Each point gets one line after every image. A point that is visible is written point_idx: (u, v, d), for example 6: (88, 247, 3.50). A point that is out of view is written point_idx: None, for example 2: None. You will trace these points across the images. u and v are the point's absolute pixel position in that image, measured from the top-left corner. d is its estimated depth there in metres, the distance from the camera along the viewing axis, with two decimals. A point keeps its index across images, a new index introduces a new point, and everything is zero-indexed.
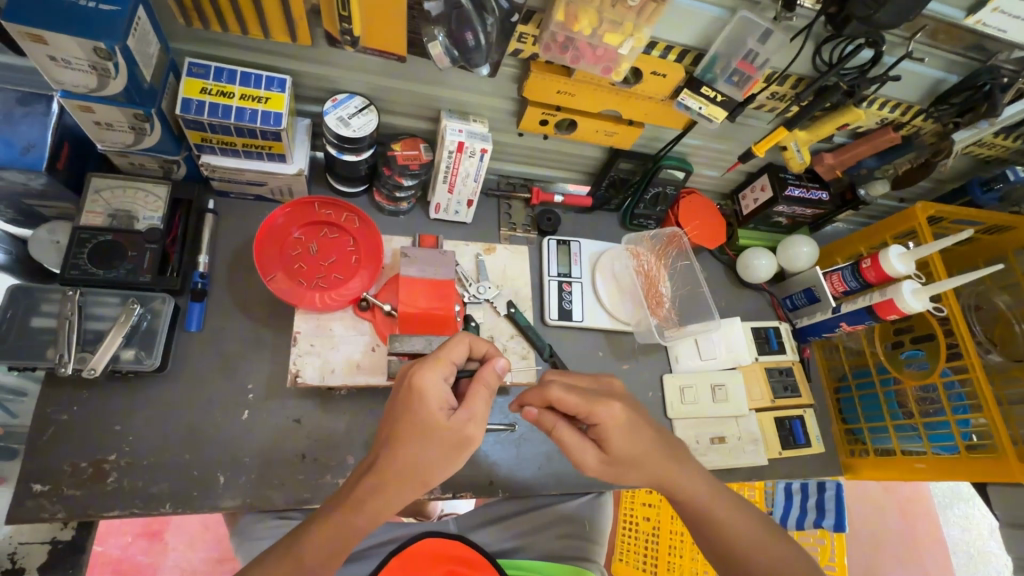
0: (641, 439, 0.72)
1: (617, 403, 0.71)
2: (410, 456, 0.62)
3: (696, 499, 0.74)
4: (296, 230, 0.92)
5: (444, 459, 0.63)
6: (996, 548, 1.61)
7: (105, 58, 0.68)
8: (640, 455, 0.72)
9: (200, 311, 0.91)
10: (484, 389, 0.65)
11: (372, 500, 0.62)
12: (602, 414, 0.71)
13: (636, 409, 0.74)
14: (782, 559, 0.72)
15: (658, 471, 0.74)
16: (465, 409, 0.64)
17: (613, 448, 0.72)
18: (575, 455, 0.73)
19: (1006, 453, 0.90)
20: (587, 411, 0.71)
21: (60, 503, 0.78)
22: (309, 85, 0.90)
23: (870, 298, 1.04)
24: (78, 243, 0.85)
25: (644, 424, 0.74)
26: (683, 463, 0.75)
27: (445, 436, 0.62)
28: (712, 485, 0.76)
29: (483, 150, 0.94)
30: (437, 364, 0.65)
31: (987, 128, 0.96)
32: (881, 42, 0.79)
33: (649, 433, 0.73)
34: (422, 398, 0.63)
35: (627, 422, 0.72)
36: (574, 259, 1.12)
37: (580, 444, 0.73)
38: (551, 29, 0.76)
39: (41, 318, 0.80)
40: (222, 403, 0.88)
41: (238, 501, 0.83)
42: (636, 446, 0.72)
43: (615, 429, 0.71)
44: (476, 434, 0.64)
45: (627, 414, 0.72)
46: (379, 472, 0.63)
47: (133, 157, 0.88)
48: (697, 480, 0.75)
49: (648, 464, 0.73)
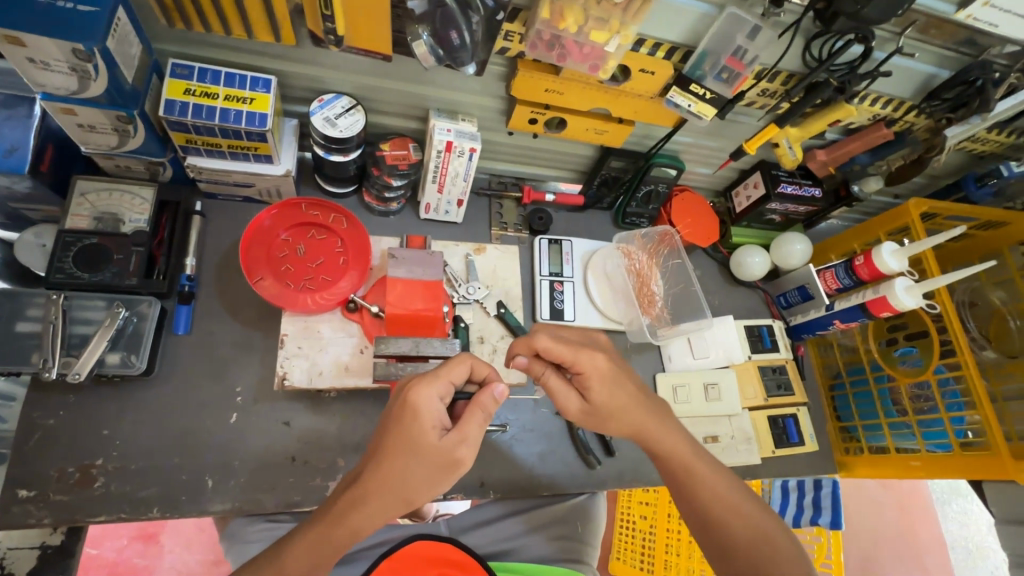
0: (620, 390, 0.73)
1: (600, 354, 0.73)
2: (395, 474, 0.62)
3: (676, 457, 0.73)
4: (283, 232, 0.92)
5: (431, 479, 0.63)
6: (994, 543, 1.67)
7: (85, 59, 0.67)
8: (619, 407, 0.73)
9: (187, 315, 0.90)
10: (479, 413, 0.65)
11: (351, 518, 0.61)
12: (585, 363, 0.72)
13: (620, 363, 0.76)
14: (759, 528, 0.69)
15: (638, 421, 0.73)
16: (458, 431, 0.64)
17: (593, 398, 0.73)
18: (559, 401, 0.76)
19: (999, 450, 0.90)
20: (571, 358, 0.73)
21: (47, 508, 0.78)
22: (296, 85, 0.89)
23: (863, 295, 1.03)
24: (63, 246, 0.84)
25: (625, 377, 0.75)
26: (664, 417, 0.75)
27: (435, 456, 0.62)
28: (695, 448, 0.74)
29: (471, 150, 0.93)
30: (434, 382, 0.64)
31: (980, 123, 0.95)
32: (871, 38, 0.78)
33: (631, 387, 0.74)
34: (416, 417, 0.62)
35: (609, 372, 0.73)
36: (565, 258, 1.11)
37: (563, 392, 0.75)
38: (537, 27, 0.75)
39: (26, 323, 0.79)
40: (211, 406, 0.87)
41: (227, 505, 0.83)
42: (615, 398, 0.73)
43: (596, 379, 0.73)
44: (466, 457, 0.64)
45: (610, 366, 0.73)
46: (363, 488, 0.62)
47: (118, 160, 0.87)
48: (679, 438, 0.74)
49: (627, 416, 0.73)
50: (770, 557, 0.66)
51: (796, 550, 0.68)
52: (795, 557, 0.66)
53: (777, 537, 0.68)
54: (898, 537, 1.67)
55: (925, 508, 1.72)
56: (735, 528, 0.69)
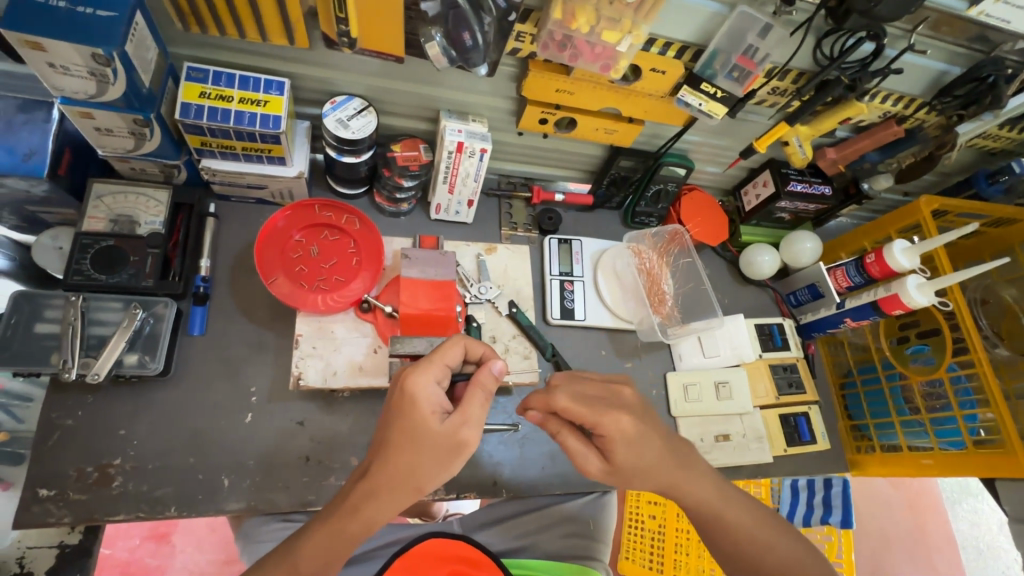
0: (647, 451, 0.69)
1: (625, 415, 0.69)
2: (402, 462, 0.62)
3: (705, 506, 0.72)
4: (296, 233, 0.92)
5: (438, 465, 0.63)
6: (1007, 543, 1.66)
7: (104, 64, 0.68)
8: (646, 467, 0.69)
9: (202, 315, 0.91)
10: (479, 391, 0.66)
11: (364, 508, 0.62)
12: (609, 426, 0.68)
13: (647, 420, 0.71)
14: (792, 556, 0.71)
15: (667, 477, 0.71)
16: (459, 413, 0.64)
17: (619, 461, 0.69)
18: (579, 461, 0.72)
19: (1015, 449, 0.89)
20: (593, 420, 0.69)
21: (66, 507, 0.79)
22: (308, 87, 0.90)
23: (875, 293, 1.03)
24: (80, 249, 0.85)
25: (653, 435, 0.70)
26: (692, 469, 0.72)
27: (438, 440, 0.62)
28: (720, 488, 0.74)
29: (482, 150, 0.93)
30: (429, 368, 0.65)
31: (991, 120, 0.96)
32: (883, 35, 0.78)
33: (658, 444, 0.70)
34: (415, 402, 0.63)
35: (635, 435, 0.68)
36: (575, 258, 1.11)
37: (583, 451, 0.71)
38: (549, 28, 0.75)
39: (45, 325, 0.80)
40: (225, 406, 0.88)
41: (242, 504, 0.84)
42: (642, 459, 0.69)
43: (622, 441, 0.68)
44: (471, 437, 0.64)
45: (637, 429, 0.69)
46: (372, 479, 0.63)
47: (133, 163, 0.88)
48: (705, 485, 0.72)
49: (655, 475, 0.70)
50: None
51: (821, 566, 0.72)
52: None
53: (807, 562, 0.72)
54: (907, 538, 1.66)
55: (935, 508, 1.71)
56: (770, 565, 0.71)
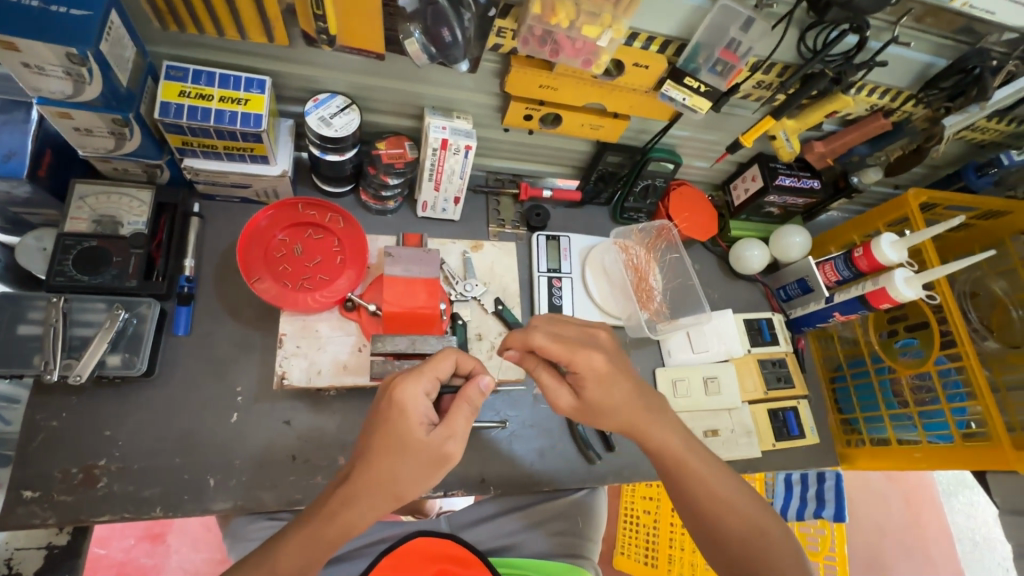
0: (615, 390, 0.72)
1: (597, 353, 0.72)
2: (384, 470, 0.62)
3: (668, 454, 0.73)
4: (280, 232, 0.92)
5: (420, 476, 0.63)
6: (1001, 535, 1.67)
7: (79, 63, 0.67)
8: (614, 405, 0.72)
9: (187, 316, 0.91)
10: (466, 406, 0.67)
11: (344, 514, 0.62)
12: (581, 363, 0.71)
13: (619, 362, 0.74)
14: (754, 520, 0.71)
15: (633, 419, 0.73)
16: (445, 426, 0.64)
17: (588, 397, 0.73)
18: (550, 396, 0.75)
19: (1000, 442, 0.90)
20: (567, 358, 0.71)
21: (51, 509, 0.79)
22: (290, 85, 0.90)
23: (863, 287, 1.03)
24: (63, 249, 0.85)
25: (622, 376, 0.73)
26: (659, 413, 0.74)
27: (422, 451, 0.63)
28: (687, 440, 0.74)
29: (467, 147, 0.93)
30: (420, 378, 0.65)
31: (978, 112, 0.94)
32: (867, 28, 0.77)
33: (628, 385, 0.73)
34: (404, 413, 0.63)
35: (605, 372, 0.72)
36: (563, 254, 1.11)
37: (555, 386, 0.75)
38: (529, 23, 0.75)
39: (27, 326, 0.80)
40: (211, 406, 0.88)
41: (229, 504, 0.84)
42: (610, 396, 0.72)
43: (592, 378, 0.72)
44: (454, 452, 0.64)
45: (608, 367, 0.72)
46: (354, 485, 0.63)
47: (116, 163, 0.88)
48: (671, 432, 0.74)
49: (621, 415, 0.73)
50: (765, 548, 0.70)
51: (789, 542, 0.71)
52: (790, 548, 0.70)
53: (770, 528, 0.71)
54: (902, 531, 1.67)
55: (932, 501, 1.71)
56: (732, 527, 0.71)
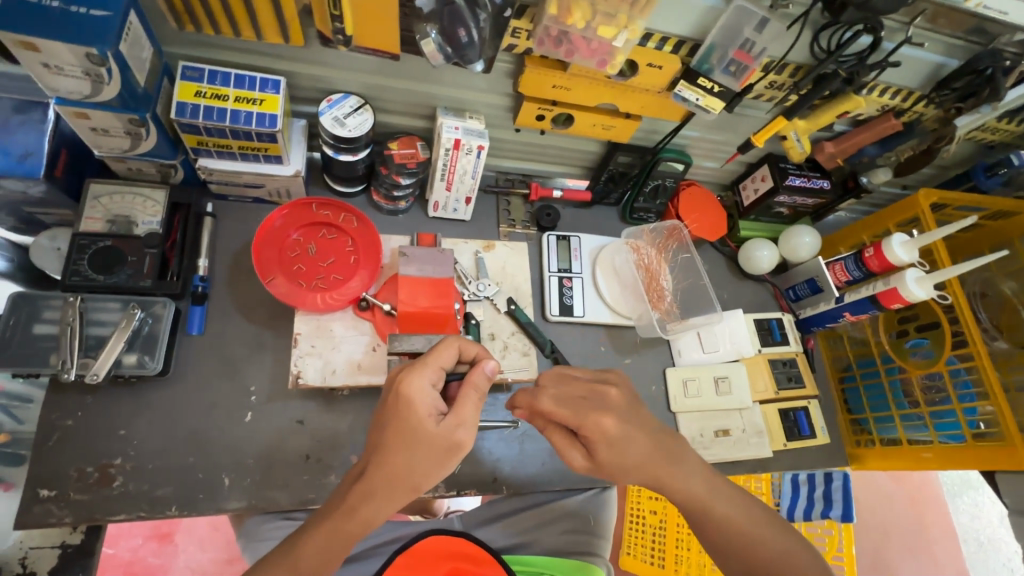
0: (631, 450, 0.70)
1: (607, 416, 0.70)
2: (398, 463, 0.62)
3: (694, 500, 0.71)
4: (294, 232, 0.92)
5: (433, 466, 0.63)
6: (1007, 536, 1.65)
7: (98, 63, 0.68)
8: (631, 465, 0.70)
9: (201, 315, 0.91)
10: (473, 392, 0.66)
11: (363, 509, 0.62)
12: (591, 427, 0.70)
13: (632, 420, 0.71)
14: (784, 547, 0.71)
15: (654, 473, 0.71)
16: (454, 414, 0.64)
17: (603, 458, 0.70)
18: (565, 456, 0.74)
19: (1014, 441, 0.90)
20: (576, 422, 0.71)
21: (67, 507, 0.79)
22: (304, 85, 0.90)
23: (874, 287, 1.03)
24: (78, 249, 0.85)
25: (638, 434, 0.71)
26: (680, 464, 0.72)
27: (434, 441, 0.63)
28: (710, 483, 0.73)
29: (480, 147, 0.93)
30: (424, 370, 0.66)
31: (989, 112, 0.95)
32: (880, 28, 0.78)
33: (644, 442, 0.70)
34: (411, 405, 0.63)
35: (617, 435, 0.69)
36: (574, 254, 1.11)
37: (568, 446, 0.74)
38: (545, 24, 0.75)
39: (43, 326, 0.81)
40: (224, 405, 0.88)
41: (243, 503, 0.84)
42: (626, 457, 0.70)
43: (604, 442, 0.70)
44: (466, 438, 0.64)
45: (620, 429, 0.70)
46: (369, 481, 0.63)
47: (130, 163, 0.88)
48: (693, 479, 0.72)
49: (640, 471, 0.70)
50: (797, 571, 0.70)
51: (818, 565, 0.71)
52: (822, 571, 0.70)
53: (799, 554, 0.71)
54: (908, 531, 1.67)
55: (937, 501, 1.71)
56: (765, 560, 0.70)
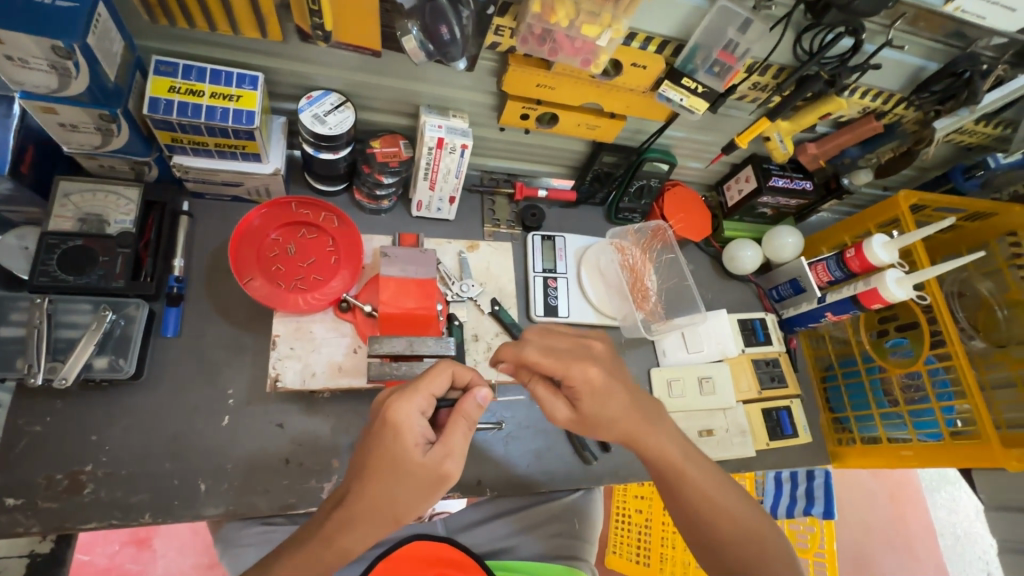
0: (611, 403, 0.71)
1: (592, 367, 0.70)
2: (381, 493, 0.61)
3: (666, 461, 0.72)
4: (273, 231, 0.90)
5: (417, 498, 0.62)
6: (982, 529, 1.70)
7: (64, 56, 0.65)
8: (609, 418, 0.71)
9: (176, 317, 0.88)
10: (463, 421, 0.65)
11: (340, 538, 0.61)
12: (576, 376, 0.70)
13: (615, 373, 0.73)
14: (747, 525, 0.72)
15: (629, 428, 0.72)
16: (443, 444, 0.63)
17: (586, 407, 0.71)
18: (547, 408, 0.74)
19: (988, 439, 0.91)
20: (561, 371, 0.70)
21: (35, 516, 0.76)
22: (283, 82, 0.88)
23: (855, 287, 1.04)
24: (47, 249, 0.82)
25: (620, 389, 0.72)
26: (656, 423, 0.73)
27: (420, 472, 0.61)
28: (684, 449, 0.74)
29: (463, 146, 0.92)
30: (415, 396, 0.64)
31: (968, 115, 0.94)
32: (861, 30, 0.78)
33: (624, 398, 0.71)
34: (397, 433, 0.61)
35: (600, 386, 0.70)
36: (559, 254, 1.11)
37: (550, 398, 0.74)
38: (528, 21, 0.74)
39: (9, 328, 0.78)
40: (200, 409, 0.86)
41: (220, 509, 0.82)
42: (606, 409, 0.71)
43: (586, 392, 0.70)
44: (454, 470, 0.62)
45: (603, 380, 0.70)
46: (350, 508, 0.62)
47: (101, 159, 0.85)
48: (669, 440, 0.73)
49: (618, 426, 0.71)
50: (759, 554, 0.71)
51: (782, 547, 0.73)
52: (781, 550, 0.72)
53: (764, 532, 0.72)
54: (886, 527, 1.69)
55: (916, 497, 1.74)
56: (728, 532, 0.72)
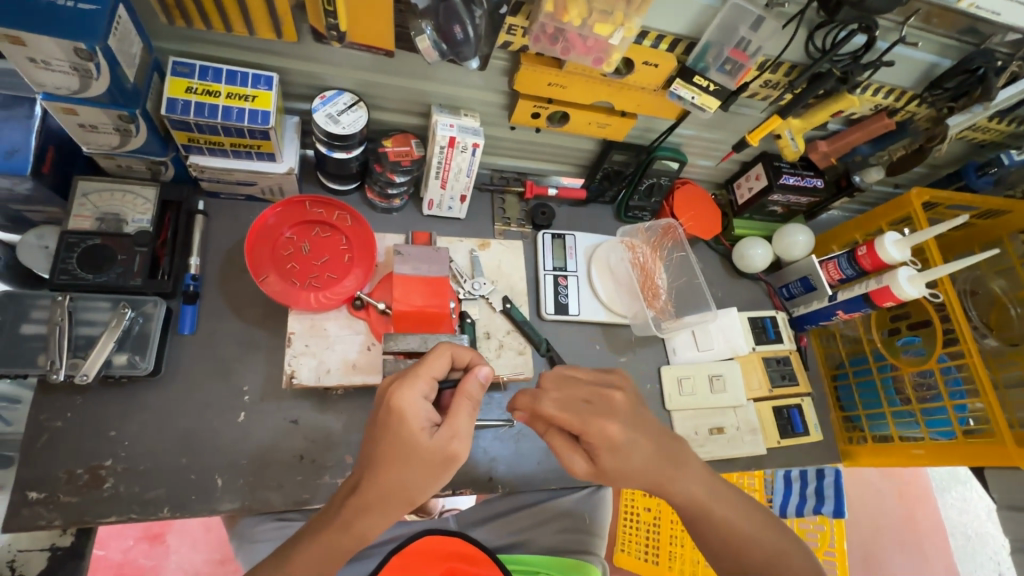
0: (633, 456, 0.70)
1: (611, 423, 0.69)
2: (392, 478, 0.62)
3: (693, 502, 0.72)
4: (288, 230, 0.92)
5: (428, 480, 0.63)
6: (993, 529, 1.69)
7: (86, 58, 0.67)
8: (631, 471, 0.70)
9: (192, 314, 0.90)
10: (467, 401, 0.66)
11: (356, 523, 0.62)
12: (595, 433, 0.69)
13: (636, 424, 0.71)
14: (775, 547, 0.72)
15: (654, 476, 0.71)
16: (448, 426, 0.63)
17: (606, 463, 0.70)
18: (565, 460, 0.73)
19: (1002, 436, 0.91)
20: (580, 429, 0.70)
21: (56, 510, 0.78)
22: (297, 82, 0.89)
23: (866, 285, 1.03)
24: (66, 247, 0.84)
25: (642, 440, 0.70)
26: (683, 468, 0.72)
27: (428, 455, 0.62)
28: (710, 486, 0.73)
29: (474, 145, 0.93)
30: (416, 382, 0.64)
31: (982, 112, 0.95)
32: (875, 28, 0.78)
33: (647, 447, 0.70)
34: (403, 418, 0.62)
35: (621, 441, 0.69)
36: (569, 253, 1.11)
37: (570, 453, 0.72)
38: (541, 21, 0.75)
39: (31, 326, 0.79)
40: (216, 405, 0.87)
41: (236, 504, 0.83)
42: (629, 463, 0.69)
43: (606, 448, 0.69)
44: (461, 450, 0.63)
45: (624, 435, 0.69)
46: (363, 495, 0.63)
47: (119, 159, 0.86)
48: (694, 483, 0.72)
49: (641, 476, 0.70)
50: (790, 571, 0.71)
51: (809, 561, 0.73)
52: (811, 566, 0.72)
53: (791, 552, 0.73)
54: (896, 526, 1.68)
55: (926, 496, 1.73)
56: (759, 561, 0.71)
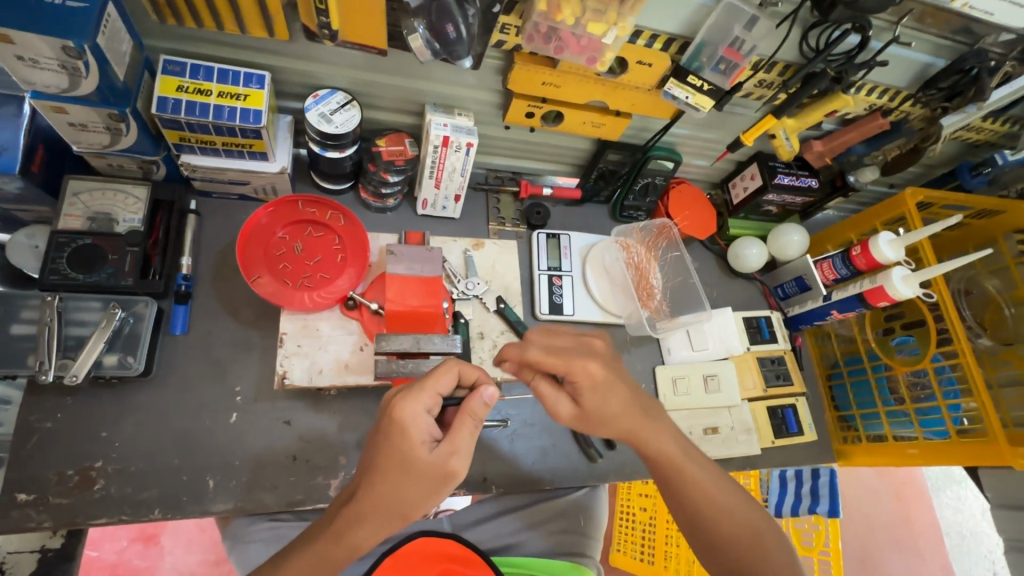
0: (611, 398, 0.72)
1: (593, 361, 0.71)
2: (389, 491, 0.62)
3: (664, 458, 0.73)
4: (280, 229, 0.91)
5: (425, 495, 0.62)
6: (988, 528, 1.70)
7: (75, 56, 0.66)
8: (611, 414, 0.72)
9: (184, 314, 0.89)
10: (469, 420, 0.65)
11: (350, 535, 0.62)
12: (578, 371, 0.71)
13: (614, 368, 0.74)
14: (745, 522, 0.72)
15: (630, 424, 0.73)
16: (449, 443, 0.63)
17: (588, 405, 0.72)
18: (549, 405, 0.74)
19: (995, 437, 0.91)
20: (564, 369, 0.71)
21: (46, 512, 0.77)
22: (290, 80, 0.88)
23: (860, 285, 1.03)
24: (56, 247, 0.83)
25: (620, 385, 0.73)
26: (656, 419, 0.74)
27: (426, 470, 0.61)
28: (683, 446, 0.74)
29: (468, 144, 0.92)
30: (420, 395, 0.64)
31: (976, 112, 0.95)
32: (868, 27, 0.78)
33: (624, 393, 0.73)
34: (404, 432, 0.62)
35: (602, 379, 0.71)
36: (564, 252, 1.11)
37: (553, 394, 0.74)
38: (534, 19, 0.74)
39: (21, 326, 0.79)
40: (209, 406, 0.87)
41: (228, 505, 0.83)
42: (609, 404, 0.72)
43: (589, 386, 0.71)
44: (459, 468, 0.63)
45: (604, 374, 0.72)
46: (359, 506, 0.62)
47: (110, 158, 0.86)
48: (668, 437, 0.74)
49: (619, 421, 0.72)
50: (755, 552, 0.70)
51: (783, 548, 0.72)
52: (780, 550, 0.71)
53: (760, 527, 0.72)
54: (891, 525, 1.69)
55: (921, 495, 1.74)
56: (726, 530, 0.71)
